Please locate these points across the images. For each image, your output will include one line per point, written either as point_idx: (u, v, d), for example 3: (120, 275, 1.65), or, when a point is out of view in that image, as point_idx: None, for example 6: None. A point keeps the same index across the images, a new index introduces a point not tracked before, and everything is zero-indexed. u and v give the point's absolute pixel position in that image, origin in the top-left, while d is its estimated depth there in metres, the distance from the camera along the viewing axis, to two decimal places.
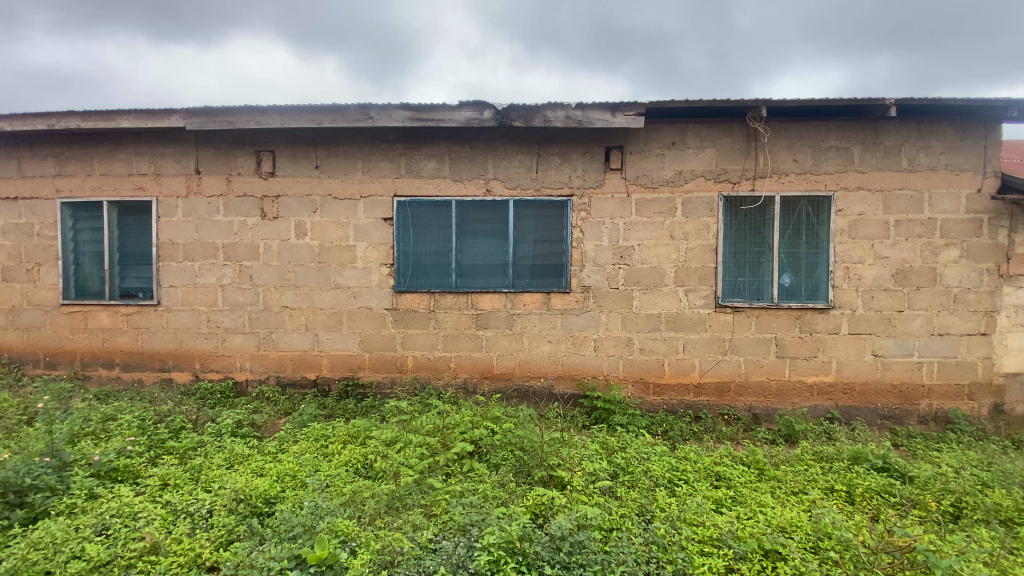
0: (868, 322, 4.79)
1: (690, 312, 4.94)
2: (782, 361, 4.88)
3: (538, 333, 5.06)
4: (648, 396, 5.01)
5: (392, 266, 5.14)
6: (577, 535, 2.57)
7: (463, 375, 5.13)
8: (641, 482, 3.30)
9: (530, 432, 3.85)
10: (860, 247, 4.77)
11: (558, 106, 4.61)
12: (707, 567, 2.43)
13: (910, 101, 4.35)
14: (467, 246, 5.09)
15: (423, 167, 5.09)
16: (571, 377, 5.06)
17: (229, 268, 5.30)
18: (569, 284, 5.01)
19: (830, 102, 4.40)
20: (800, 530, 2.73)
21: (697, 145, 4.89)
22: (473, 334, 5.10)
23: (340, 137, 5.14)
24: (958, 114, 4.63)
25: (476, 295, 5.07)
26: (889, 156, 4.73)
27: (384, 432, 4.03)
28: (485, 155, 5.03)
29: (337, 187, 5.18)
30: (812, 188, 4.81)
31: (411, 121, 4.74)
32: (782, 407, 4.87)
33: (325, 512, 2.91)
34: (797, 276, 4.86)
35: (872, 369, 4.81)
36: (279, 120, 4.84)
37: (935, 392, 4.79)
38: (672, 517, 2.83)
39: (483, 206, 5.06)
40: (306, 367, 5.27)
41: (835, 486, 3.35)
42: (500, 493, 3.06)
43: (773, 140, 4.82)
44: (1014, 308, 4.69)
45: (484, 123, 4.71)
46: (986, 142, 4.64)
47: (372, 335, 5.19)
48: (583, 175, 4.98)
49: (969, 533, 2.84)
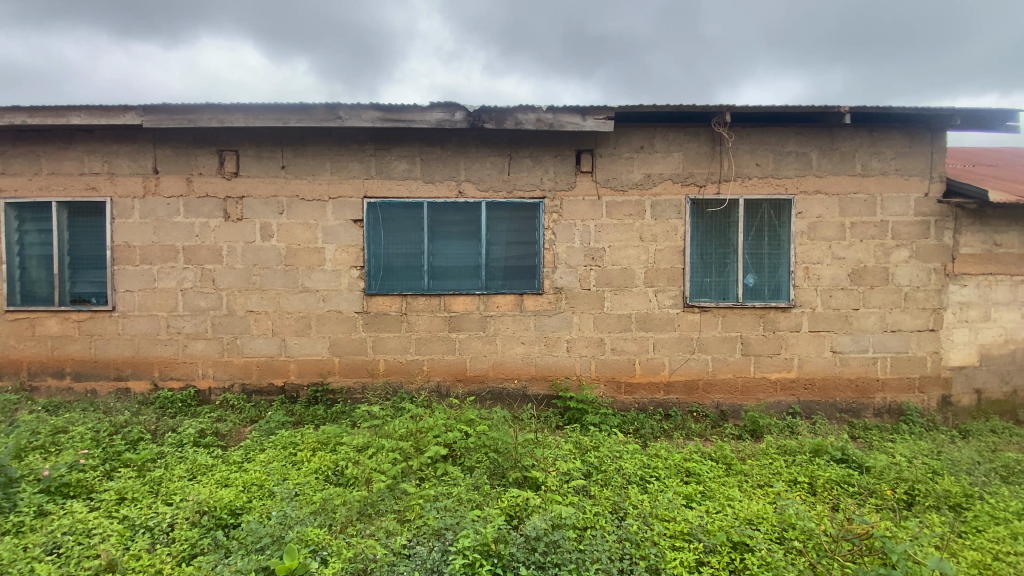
0: (827, 319, 5.00)
1: (659, 312, 5.05)
2: (747, 358, 5.04)
3: (512, 334, 5.07)
4: (619, 395, 5.09)
5: (362, 269, 5.06)
6: (552, 535, 2.59)
7: (436, 378, 5.09)
8: (613, 480, 3.35)
9: (504, 433, 3.86)
10: (818, 247, 4.98)
11: (529, 108, 4.64)
12: (679, 562, 2.48)
13: (864, 109, 4.57)
14: (440, 247, 5.05)
15: (394, 168, 5.03)
16: (544, 378, 5.09)
17: (190, 271, 5.11)
18: (541, 285, 5.05)
19: (790, 109, 4.58)
20: (765, 521, 2.82)
21: (665, 149, 5.01)
22: (445, 337, 5.06)
23: (307, 136, 5.03)
24: (907, 121, 4.89)
25: (448, 296, 5.04)
26: (844, 161, 4.95)
27: (354, 438, 3.95)
28: (457, 156, 5.01)
29: (304, 188, 5.06)
30: (773, 191, 4.98)
31: (380, 121, 4.68)
32: (747, 403, 5.02)
33: (294, 521, 2.84)
34: (760, 276, 5.03)
35: (831, 365, 5.02)
36: (244, 119, 4.70)
37: (889, 386, 5.03)
38: (645, 513, 2.88)
39: (455, 208, 5.04)
40: (273, 373, 5.13)
41: (798, 478, 3.48)
42: (474, 496, 3.04)
43: (736, 145, 4.98)
44: (959, 305, 4.99)
45: (455, 124, 4.70)
46: (932, 149, 4.93)
47: (342, 339, 5.09)
48: (554, 177, 5.03)
49: (921, 519, 3.00)
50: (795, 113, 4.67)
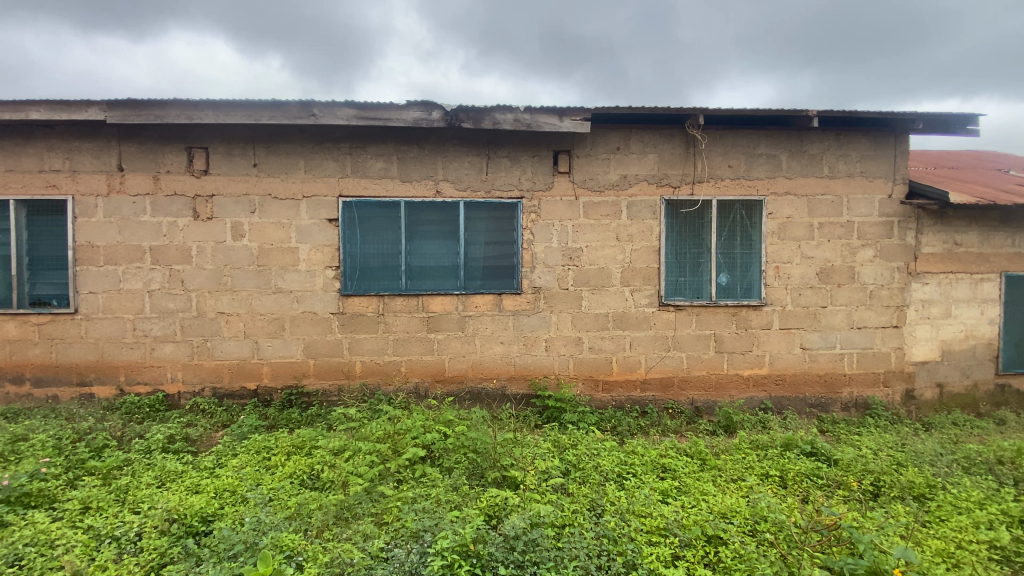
0: (796, 317, 5.15)
1: (636, 311, 5.12)
2: (720, 356, 5.15)
3: (490, 334, 5.06)
4: (597, 393, 5.14)
5: (338, 269, 4.98)
6: (530, 534, 2.59)
7: (414, 379, 5.04)
8: (591, 477, 3.38)
9: (483, 433, 3.85)
10: (788, 247, 5.12)
11: (506, 108, 4.65)
12: (655, 557, 2.51)
13: (831, 113, 4.72)
14: (417, 247, 5.01)
15: (369, 167, 4.97)
16: (523, 378, 5.10)
17: (158, 272, 4.95)
18: (520, 285, 5.06)
19: (761, 112, 4.70)
20: (739, 515, 2.88)
21: (640, 150, 5.07)
22: (423, 337, 5.03)
23: (280, 134, 4.93)
24: (872, 125, 5.07)
25: (426, 297, 5.01)
26: (813, 163, 5.10)
27: (329, 441, 3.89)
28: (434, 156, 4.98)
29: (277, 187, 4.96)
30: (745, 193, 5.10)
31: (356, 119, 4.62)
32: (721, 399, 5.13)
33: (268, 527, 2.79)
34: (733, 275, 5.14)
35: (800, 361, 5.17)
36: (214, 115, 4.58)
37: (856, 381, 5.21)
38: (622, 509, 2.91)
39: (433, 208, 5.01)
40: (245, 376, 5.01)
41: (770, 471, 3.58)
42: (453, 497, 3.02)
43: (709, 147, 5.08)
44: (920, 302, 5.19)
45: (432, 123, 4.68)
46: (896, 152, 5.12)
47: (317, 341, 5.01)
48: (532, 177, 5.04)
49: (886, 509, 3.11)
50: (765, 116, 4.80)
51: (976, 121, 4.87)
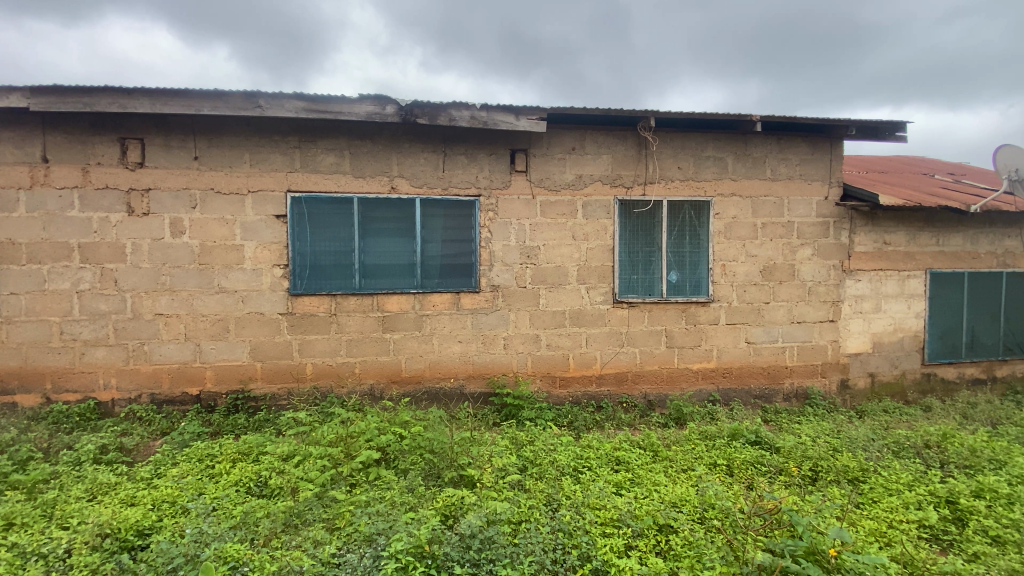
0: (741, 313, 5.38)
1: (591, 309, 5.21)
2: (671, 351, 5.32)
3: (448, 333, 5.01)
4: (555, 390, 5.19)
5: (287, 267, 4.80)
6: (486, 531, 2.57)
7: (369, 380, 4.92)
8: (547, 473, 3.41)
9: (439, 433, 3.79)
10: (733, 246, 5.35)
11: (462, 105, 4.62)
12: (608, 548, 2.56)
13: (773, 118, 4.96)
14: (371, 245, 4.89)
15: (320, 162, 4.81)
16: (480, 377, 5.08)
17: (88, 271, 4.60)
18: (478, 283, 5.03)
19: (709, 116, 4.88)
20: (688, 503, 2.99)
21: (595, 151, 5.16)
22: (378, 337, 4.92)
23: (224, 125, 4.69)
24: (810, 130, 5.37)
25: (381, 296, 4.90)
26: (756, 166, 5.35)
27: (277, 447, 3.74)
28: (388, 151, 4.88)
29: (220, 181, 4.72)
30: (694, 194, 5.29)
31: (306, 112, 4.47)
32: (672, 392, 5.31)
33: (212, 537, 2.65)
34: (683, 273, 5.31)
35: (745, 355, 5.42)
36: (150, 104, 4.31)
37: (796, 372, 5.51)
38: (577, 503, 2.95)
39: (387, 204, 4.90)
40: (186, 381, 4.75)
41: (718, 461, 3.72)
42: (408, 498, 2.97)
43: (660, 149, 5.23)
44: (853, 298, 5.55)
45: (386, 118, 4.58)
46: (831, 157, 5.44)
47: (265, 342, 4.81)
48: (489, 175, 5.03)
49: (824, 493, 3.29)
50: (713, 120, 4.99)
51: (903, 128, 5.23)
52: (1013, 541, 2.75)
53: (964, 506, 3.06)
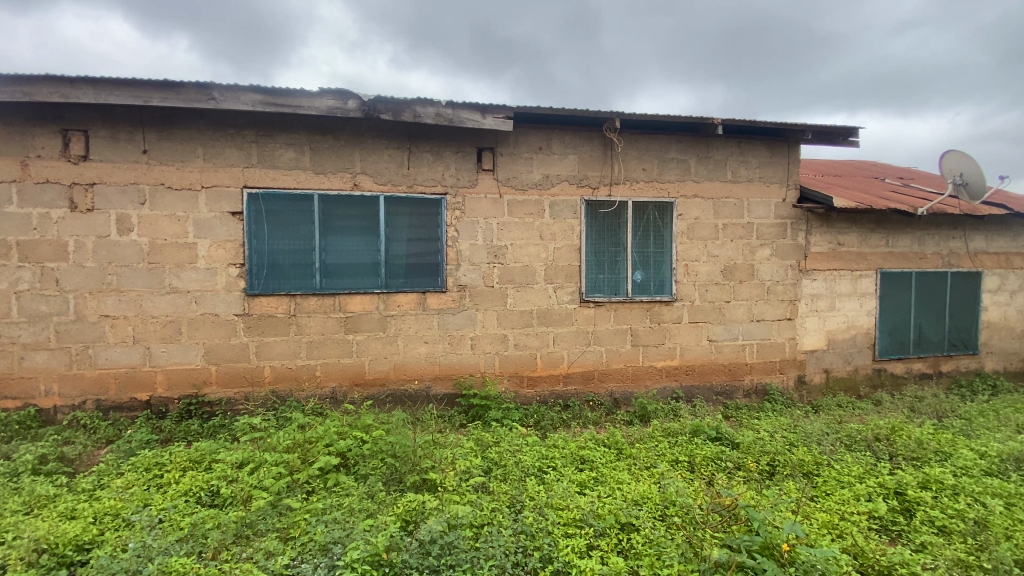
0: (704, 311, 5.49)
1: (559, 308, 5.21)
2: (637, 349, 5.38)
3: (414, 334, 4.92)
4: (522, 389, 5.17)
5: (243, 266, 4.61)
6: (447, 536, 2.51)
7: (331, 383, 4.78)
8: (512, 474, 3.37)
9: (402, 436, 3.70)
10: (696, 246, 5.44)
11: (427, 101, 4.53)
12: (570, 548, 2.54)
13: (734, 121, 5.08)
14: (333, 244, 4.74)
15: (279, 157, 4.64)
16: (447, 377, 5.01)
17: (26, 271, 4.31)
18: (444, 283, 4.96)
19: (672, 118, 4.95)
20: (650, 501, 3.01)
21: (562, 151, 5.16)
22: (340, 339, 4.78)
23: (176, 118, 4.47)
24: (769, 134, 5.52)
25: (344, 296, 4.76)
26: (718, 168, 5.46)
27: (230, 455, 3.58)
28: (351, 148, 4.75)
29: (172, 176, 4.49)
30: (658, 195, 5.36)
31: (263, 105, 4.30)
32: (637, 390, 5.37)
33: (156, 551, 2.50)
34: (647, 272, 5.38)
35: (708, 352, 5.53)
36: (94, 94, 4.06)
37: (756, 369, 5.65)
38: (540, 504, 2.93)
39: (349, 202, 4.76)
40: (135, 386, 4.50)
41: (679, 457, 3.78)
42: (367, 505, 2.88)
43: (626, 150, 5.28)
44: (810, 296, 5.74)
45: (348, 113, 4.45)
46: (789, 160, 5.61)
47: (221, 345, 4.61)
48: (455, 173, 4.96)
49: (780, 487, 3.38)
50: (677, 122, 5.06)
51: (855, 133, 5.43)
52: (957, 531, 2.88)
53: (911, 497, 3.19)
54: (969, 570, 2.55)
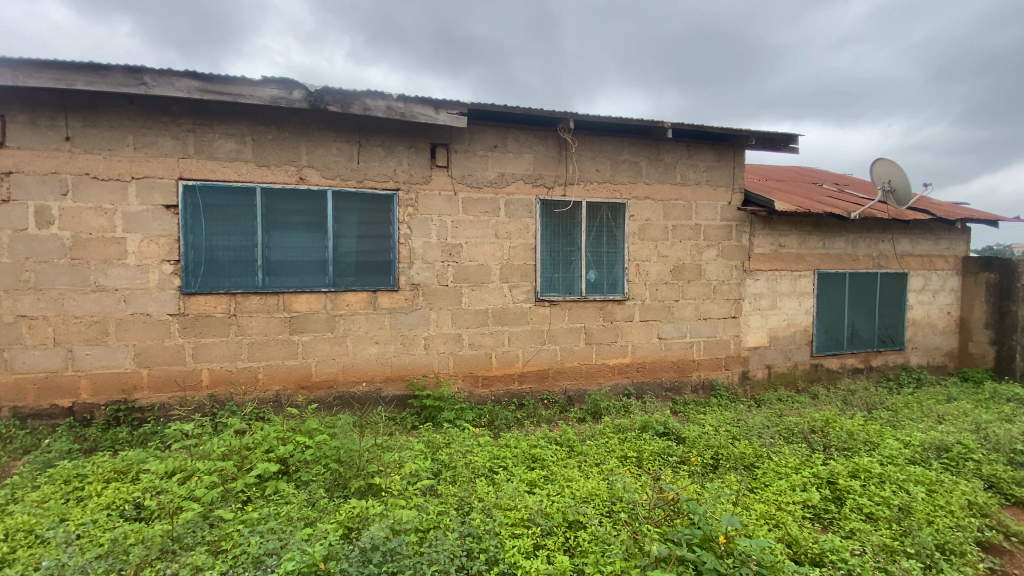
0: (654, 310, 5.61)
1: (514, 307, 5.19)
2: (590, 347, 5.44)
3: (364, 334, 4.78)
4: (476, 389, 5.12)
5: (178, 263, 4.33)
6: (390, 543, 2.42)
7: (275, 386, 4.57)
8: (461, 476, 3.32)
9: (348, 440, 3.57)
10: (647, 247, 5.56)
11: (378, 94, 4.40)
12: (516, 550, 2.51)
13: (683, 126, 5.21)
14: (277, 240, 4.53)
15: (218, 148, 4.38)
16: (399, 378, 4.90)
17: None
18: (396, 282, 4.83)
19: (625, 121, 5.03)
20: (597, 498, 3.03)
21: (517, 149, 5.15)
22: (285, 340, 4.58)
23: (102, 103, 4.15)
24: (716, 139, 5.70)
25: (289, 295, 4.56)
26: (668, 171, 5.60)
27: (151, 465, 3.32)
28: (296, 140, 4.55)
29: (97, 165, 4.17)
30: (611, 196, 5.43)
31: (200, 92, 4.05)
32: (590, 388, 5.43)
33: (69, 571, 2.29)
34: (601, 272, 5.44)
35: (658, 350, 5.66)
36: (6, 74, 3.71)
37: (704, 365, 5.84)
38: (489, 506, 2.89)
39: (295, 196, 4.56)
40: (55, 392, 4.15)
41: (628, 453, 3.84)
42: (306, 513, 2.75)
43: (579, 150, 5.32)
44: (754, 296, 5.98)
45: (293, 104, 4.26)
46: (734, 165, 5.81)
47: (153, 347, 4.32)
48: (407, 169, 4.84)
49: (722, 479, 3.48)
50: (628, 125, 5.15)
51: (795, 140, 5.69)
52: (883, 517, 3.05)
53: (842, 486, 3.36)
54: (893, 554, 2.71)
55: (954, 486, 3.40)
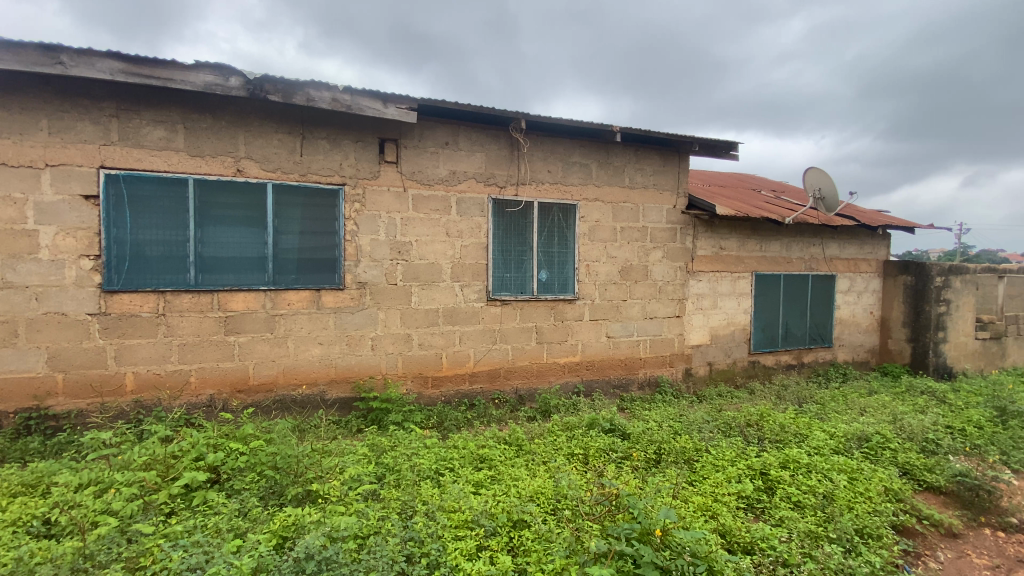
0: (603, 309, 5.72)
1: (465, 306, 5.14)
2: (541, 346, 5.47)
3: (307, 335, 4.60)
4: (426, 390, 5.04)
5: (99, 259, 4.00)
6: (327, 551, 2.32)
7: (209, 391, 4.32)
8: (405, 479, 3.25)
9: (287, 445, 3.41)
10: (597, 247, 5.66)
11: (323, 85, 4.24)
12: (459, 552, 2.47)
13: (631, 130, 5.34)
14: (212, 235, 4.28)
15: (145, 135, 4.09)
16: (344, 380, 4.75)
17: None
18: (342, 280, 4.68)
19: (575, 123, 5.09)
20: (543, 496, 3.05)
21: (468, 148, 5.11)
22: (220, 341, 4.33)
23: (11, 82, 3.78)
24: (663, 144, 5.88)
25: (225, 294, 4.32)
26: (617, 174, 5.72)
27: (61, 477, 3.04)
28: (233, 129, 4.32)
29: (4, 150, 3.79)
30: (562, 197, 5.49)
31: (125, 75, 3.76)
32: (541, 386, 5.47)
33: None
34: (552, 272, 5.49)
35: (607, 348, 5.77)
36: None
37: (650, 363, 6.01)
38: (432, 509, 2.84)
39: (231, 189, 4.32)
40: None
41: (574, 451, 3.89)
42: (236, 524, 2.61)
43: (531, 151, 5.35)
44: (697, 295, 6.21)
45: (230, 91, 4.03)
46: (680, 169, 6.01)
47: (70, 349, 3.98)
48: (354, 163, 4.69)
49: (663, 473, 3.59)
50: (579, 127, 5.22)
51: (735, 148, 5.96)
52: (808, 504, 3.24)
53: (773, 476, 3.54)
54: (818, 540, 2.88)
55: (873, 474, 3.66)
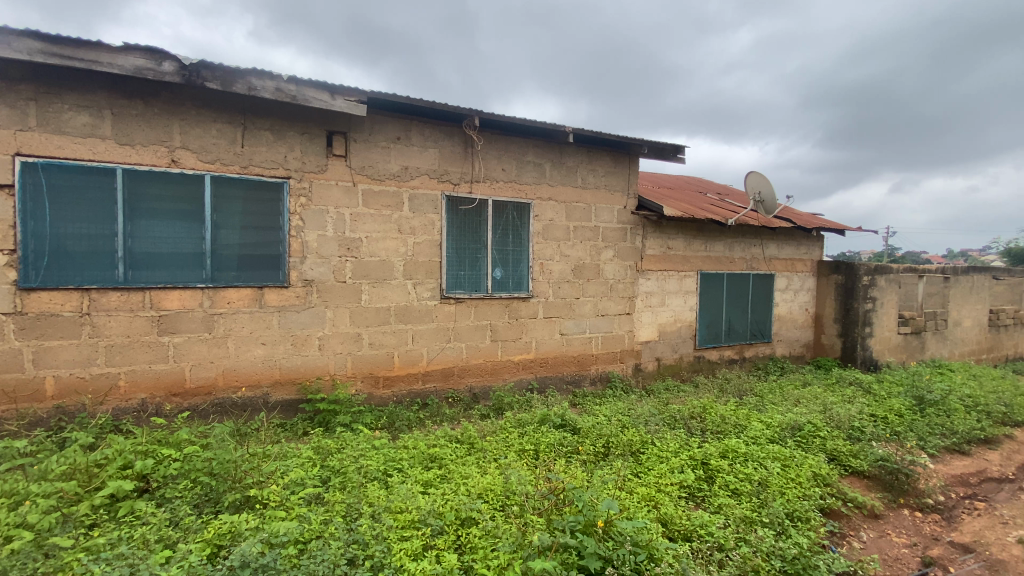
0: (556, 307, 5.80)
1: (418, 304, 5.08)
2: (495, 344, 5.48)
3: (249, 334, 4.41)
4: (377, 390, 4.95)
5: (13, 253, 3.68)
6: (264, 558, 2.24)
7: (141, 395, 4.07)
8: (352, 480, 3.18)
9: (225, 449, 3.26)
10: (550, 246, 5.73)
11: (266, 74, 4.07)
12: (404, 553, 2.44)
13: (583, 132, 5.44)
14: (144, 229, 4.03)
15: (67, 121, 3.80)
16: (290, 382, 4.59)
17: None
18: (287, 278, 4.51)
19: (528, 123, 5.13)
20: (491, 493, 3.06)
21: (421, 143, 5.05)
22: (153, 341, 4.09)
23: None
24: (614, 146, 6.01)
25: (158, 292, 4.08)
26: (569, 174, 5.81)
27: None
28: (168, 117, 4.08)
29: None
30: (516, 196, 5.52)
31: (44, 55, 3.48)
32: (495, 384, 5.49)
33: None
34: (506, 270, 5.50)
35: (560, 345, 5.86)
36: None
37: (601, 359, 6.15)
38: (378, 510, 2.79)
39: (165, 181, 4.08)
40: None
41: (524, 446, 3.93)
42: (166, 534, 2.48)
43: (485, 149, 5.34)
44: (646, 293, 6.41)
45: (163, 77, 3.81)
46: (630, 171, 6.17)
47: None
48: (300, 156, 4.54)
49: (610, 466, 3.69)
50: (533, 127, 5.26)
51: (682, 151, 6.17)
52: (745, 491, 3.40)
53: (713, 466, 3.71)
54: (752, 524, 3.04)
55: (803, 461, 3.89)
